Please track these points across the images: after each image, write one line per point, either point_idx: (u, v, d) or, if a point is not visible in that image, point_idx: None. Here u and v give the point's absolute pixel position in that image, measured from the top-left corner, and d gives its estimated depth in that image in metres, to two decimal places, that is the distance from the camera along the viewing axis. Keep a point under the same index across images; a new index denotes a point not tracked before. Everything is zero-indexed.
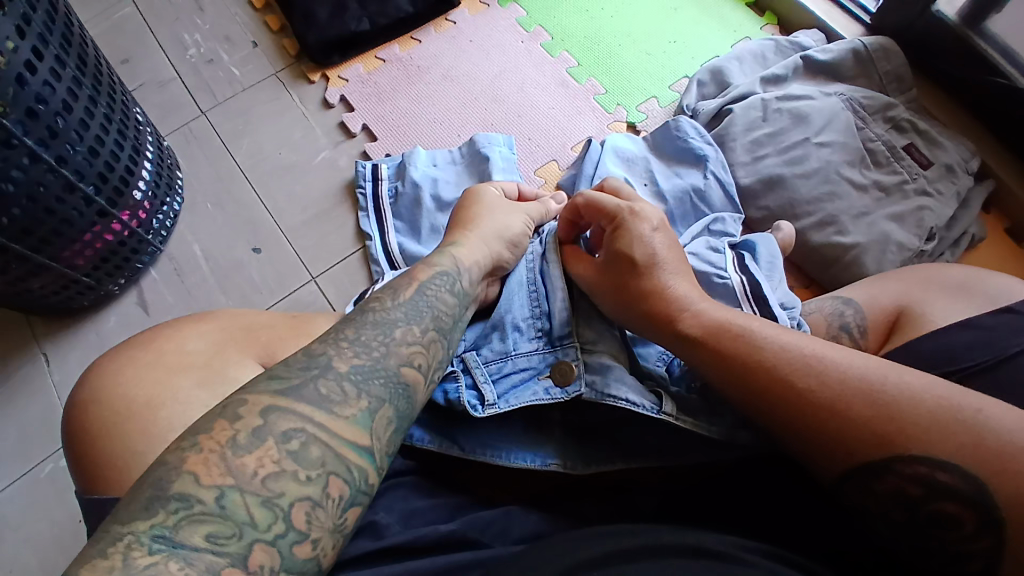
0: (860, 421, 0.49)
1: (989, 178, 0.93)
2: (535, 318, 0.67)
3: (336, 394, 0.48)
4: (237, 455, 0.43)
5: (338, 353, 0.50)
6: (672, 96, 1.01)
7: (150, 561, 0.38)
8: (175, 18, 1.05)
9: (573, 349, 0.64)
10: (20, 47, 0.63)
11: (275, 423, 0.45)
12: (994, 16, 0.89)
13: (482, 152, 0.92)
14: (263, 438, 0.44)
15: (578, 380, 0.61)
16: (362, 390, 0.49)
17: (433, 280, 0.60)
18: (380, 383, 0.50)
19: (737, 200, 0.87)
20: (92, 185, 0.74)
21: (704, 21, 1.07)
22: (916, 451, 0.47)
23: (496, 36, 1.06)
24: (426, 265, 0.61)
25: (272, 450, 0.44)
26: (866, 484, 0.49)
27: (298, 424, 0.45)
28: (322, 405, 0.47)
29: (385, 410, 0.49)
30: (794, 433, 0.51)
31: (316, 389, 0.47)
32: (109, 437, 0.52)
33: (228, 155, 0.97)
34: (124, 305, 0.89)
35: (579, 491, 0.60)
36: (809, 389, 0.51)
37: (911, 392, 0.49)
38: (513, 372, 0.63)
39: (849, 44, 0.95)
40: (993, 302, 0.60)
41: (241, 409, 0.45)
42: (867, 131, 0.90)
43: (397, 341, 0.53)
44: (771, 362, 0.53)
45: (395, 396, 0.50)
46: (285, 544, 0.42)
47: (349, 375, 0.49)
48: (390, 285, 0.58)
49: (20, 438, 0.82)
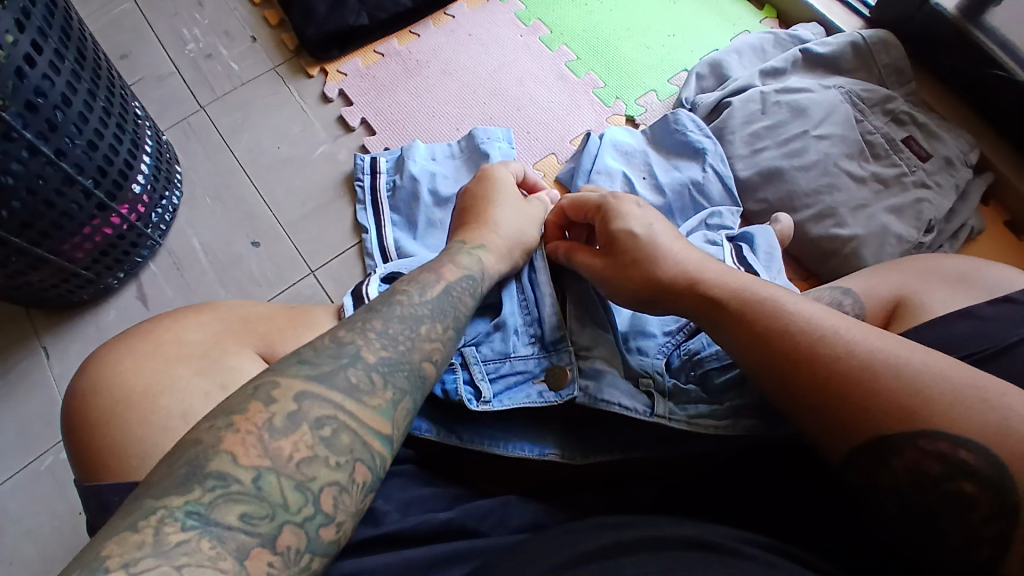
0: (885, 393, 0.48)
1: (989, 171, 0.93)
2: (529, 323, 0.67)
3: (364, 384, 0.48)
4: (274, 438, 0.43)
5: (366, 344, 0.50)
6: (671, 89, 1.01)
7: (183, 538, 0.37)
8: (174, 13, 1.05)
9: (568, 353, 0.64)
10: (19, 41, 0.63)
11: (308, 409, 0.45)
12: (993, 9, 0.89)
13: (483, 148, 0.92)
14: (298, 423, 0.44)
15: (572, 385, 0.62)
16: (389, 381, 0.49)
17: (459, 281, 0.60)
18: (404, 375, 0.50)
19: (736, 193, 0.87)
20: (91, 178, 0.75)
21: (704, 14, 1.07)
22: (939, 427, 0.46)
23: (495, 30, 1.06)
24: (453, 264, 0.62)
25: (306, 435, 0.44)
26: (881, 460, 0.48)
27: (330, 412, 0.46)
28: (350, 393, 0.47)
29: (405, 403, 0.49)
30: (816, 401, 0.51)
31: (346, 378, 0.47)
32: (106, 425, 0.52)
33: (227, 149, 0.97)
34: (123, 298, 0.89)
35: (576, 484, 0.60)
36: (837, 356, 0.51)
37: (937, 369, 0.48)
38: (509, 374, 0.64)
39: (848, 37, 0.94)
40: (991, 292, 0.60)
41: (275, 392, 0.45)
42: (866, 123, 0.90)
43: (422, 337, 0.53)
44: (798, 331, 0.53)
45: (416, 390, 0.51)
46: (312, 527, 0.42)
47: (377, 366, 0.49)
48: (417, 278, 0.59)
49: (20, 431, 0.83)
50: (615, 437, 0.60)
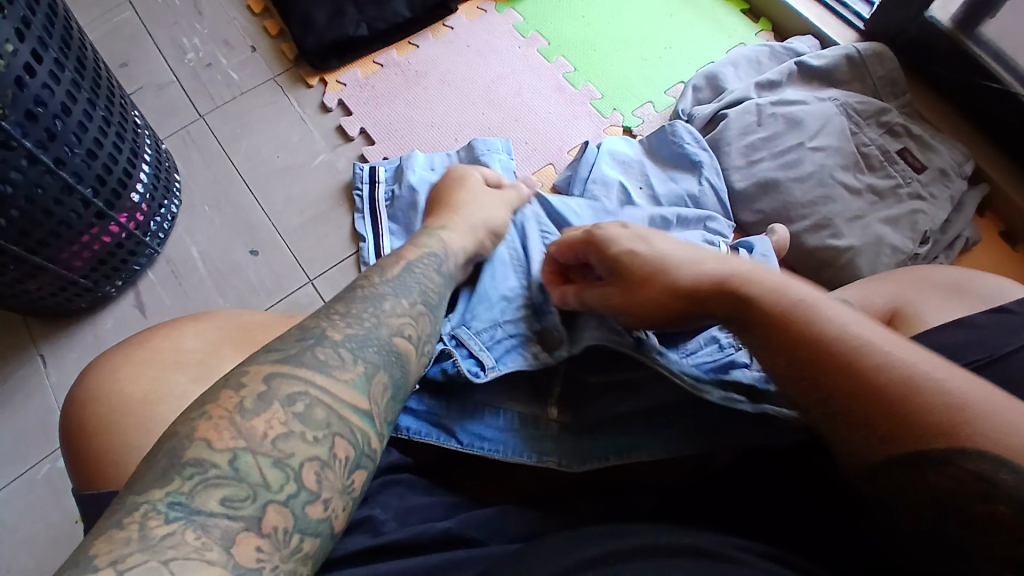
0: (923, 407, 0.42)
1: (984, 182, 0.93)
2: (517, 292, 0.72)
3: (334, 359, 0.48)
4: (246, 419, 0.43)
5: (331, 325, 0.51)
6: (668, 100, 1.02)
7: (167, 531, 0.37)
8: (174, 22, 1.06)
9: (555, 317, 0.69)
10: (19, 50, 0.63)
11: (278, 388, 0.45)
12: (987, 22, 0.90)
13: (482, 160, 0.92)
14: (269, 402, 0.44)
15: (563, 343, 0.65)
16: (360, 356, 0.49)
17: (420, 260, 0.62)
18: (375, 350, 0.51)
19: (728, 206, 0.88)
20: (89, 187, 0.75)
21: (700, 26, 1.08)
22: (977, 453, 0.39)
23: (493, 41, 1.06)
24: (414, 247, 0.64)
25: (280, 412, 0.44)
26: (907, 474, 0.42)
27: (301, 388, 0.46)
28: (322, 369, 0.47)
29: (381, 377, 0.50)
30: (841, 400, 0.44)
31: (314, 355, 0.48)
32: (103, 434, 0.52)
33: (226, 158, 0.97)
34: (120, 307, 0.89)
35: (574, 493, 0.60)
36: (875, 363, 0.44)
37: (992, 404, 0.41)
38: (505, 339, 0.67)
39: (842, 49, 0.95)
40: (986, 302, 0.60)
41: (244, 377, 0.45)
42: (860, 135, 0.91)
43: (388, 313, 0.54)
44: (836, 332, 0.46)
45: (390, 364, 0.51)
46: (298, 505, 0.42)
47: (345, 343, 0.49)
48: (379, 264, 0.60)
49: (15, 441, 0.82)
50: (613, 443, 0.60)
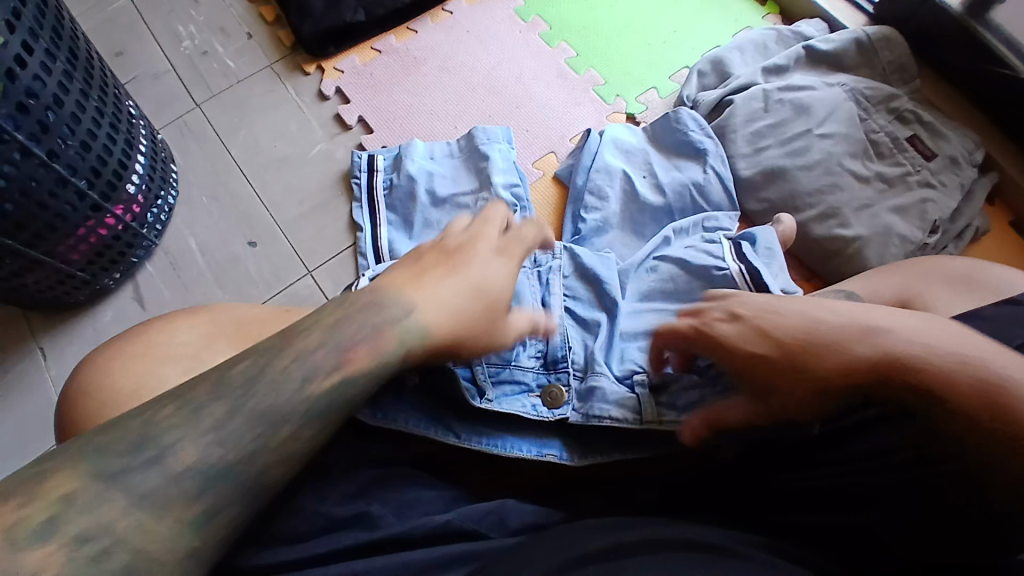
0: None
1: (994, 170, 0.92)
2: (538, 336, 0.67)
3: (171, 488, 0.40)
4: (20, 549, 0.36)
5: (191, 435, 0.41)
6: (672, 87, 1.00)
7: None
8: (169, 9, 1.04)
9: (569, 376, 0.65)
10: (9, 42, 0.62)
11: (75, 518, 0.37)
12: (998, 6, 0.88)
13: (482, 150, 0.91)
14: (54, 533, 0.36)
15: (566, 406, 0.62)
16: (206, 489, 0.40)
17: (364, 374, 0.45)
18: (229, 486, 0.41)
19: (735, 196, 0.86)
20: (84, 179, 0.74)
21: (705, 10, 1.05)
22: None
23: (493, 26, 1.04)
24: (369, 342, 0.46)
25: (61, 551, 0.36)
26: None
27: (109, 522, 0.38)
28: (145, 499, 0.39)
29: (221, 520, 0.41)
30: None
31: (148, 477, 0.39)
32: (92, 430, 0.51)
33: (223, 147, 0.96)
34: (119, 299, 0.88)
35: (565, 485, 0.61)
36: None
37: None
38: (507, 381, 0.63)
39: (851, 33, 0.93)
40: (996, 293, 0.58)
41: (41, 488, 0.37)
42: (869, 122, 0.89)
43: (275, 444, 0.42)
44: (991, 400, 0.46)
45: (243, 503, 0.42)
46: None
47: (192, 468, 0.40)
48: (301, 353, 0.45)
49: (15, 434, 0.82)
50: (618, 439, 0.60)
